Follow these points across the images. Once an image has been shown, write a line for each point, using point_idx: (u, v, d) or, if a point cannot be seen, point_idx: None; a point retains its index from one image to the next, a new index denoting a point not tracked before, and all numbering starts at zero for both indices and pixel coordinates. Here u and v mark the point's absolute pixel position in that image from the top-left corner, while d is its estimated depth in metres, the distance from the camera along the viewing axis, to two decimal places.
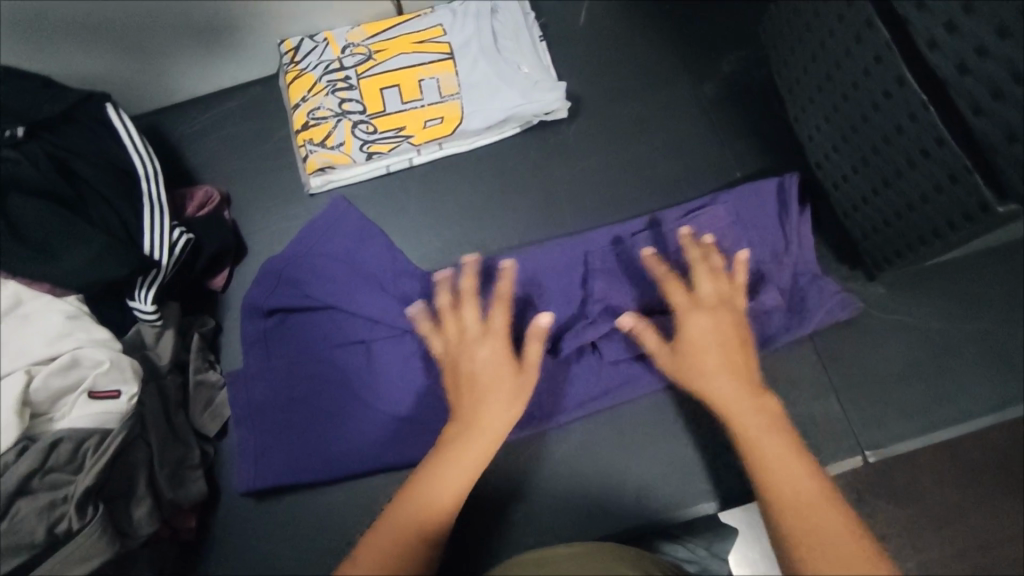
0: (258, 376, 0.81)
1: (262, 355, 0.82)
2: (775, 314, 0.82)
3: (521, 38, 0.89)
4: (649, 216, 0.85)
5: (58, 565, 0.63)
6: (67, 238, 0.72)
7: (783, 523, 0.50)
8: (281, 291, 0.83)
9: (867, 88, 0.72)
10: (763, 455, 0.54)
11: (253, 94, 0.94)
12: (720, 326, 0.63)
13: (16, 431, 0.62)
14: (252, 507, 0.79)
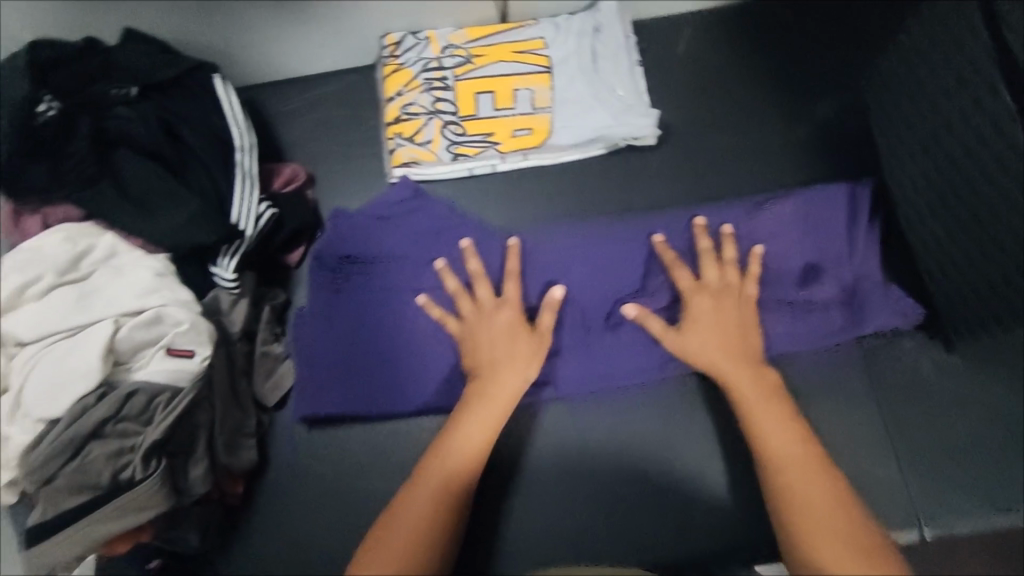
0: (317, 315, 0.82)
1: (320, 296, 0.83)
2: (837, 313, 0.81)
3: (620, 61, 0.89)
4: (714, 206, 0.84)
5: (115, 511, 0.65)
6: (164, 198, 0.75)
7: (789, 514, 0.60)
8: (344, 236, 0.83)
9: (984, 151, 0.77)
10: (766, 440, 0.66)
11: (349, 83, 0.96)
12: (721, 310, 0.75)
13: (99, 377, 0.65)
14: (297, 482, 0.80)
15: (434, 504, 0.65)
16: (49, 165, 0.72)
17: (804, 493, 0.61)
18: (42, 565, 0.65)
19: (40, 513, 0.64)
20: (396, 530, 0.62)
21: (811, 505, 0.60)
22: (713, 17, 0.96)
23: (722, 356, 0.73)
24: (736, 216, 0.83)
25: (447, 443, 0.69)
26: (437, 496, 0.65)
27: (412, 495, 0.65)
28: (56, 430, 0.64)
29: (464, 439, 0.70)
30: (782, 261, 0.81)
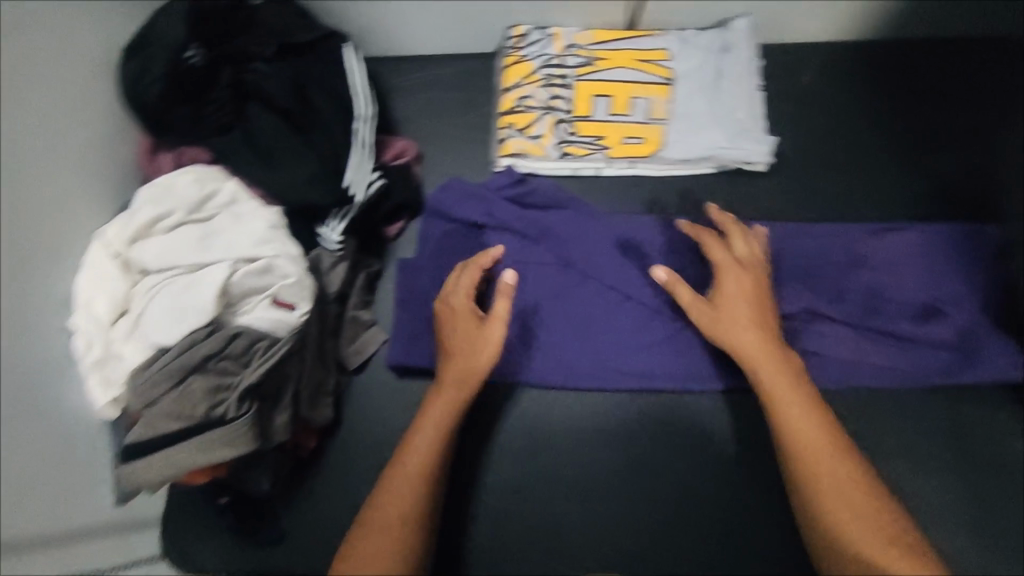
0: (433, 268, 0.87)
1: (438, 251, 0.88)
2: (942, 354, 0.80)
3: (743, 83, 0.88)
4: (832, 225, 0.86)
5: (203, 444, 0.67)
6: (288, 155, 0.79)
7: (824, 529, 0.61)
8: (470, 201, 0.88)
9: None
10: (799, 443, 0.65)
11: (468, 67, 0.98)
12: (750, 292, 0.74)
13: (210, 314, 0.68)
14: (365, 447, 0.83)
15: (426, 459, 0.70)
16: (191, 108, 0.77)
17: (823, 481, 0.63)
18: (128, 485, 0.68)
19: (137, 433, 0.67)
20: (397, 484, 0.68)
21: (836, 491, 0.62)
22: (843, 52, 0.94)
23: (747, 336, 0.71)
24: (851, 234, 0.85)
25: (442, 397, 0.73)
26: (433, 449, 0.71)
27: (409, 452, 0.70)
28: (165, 357, 0.67)
29: (450, 391, 0.73)
30: (890, 284, 0.83)
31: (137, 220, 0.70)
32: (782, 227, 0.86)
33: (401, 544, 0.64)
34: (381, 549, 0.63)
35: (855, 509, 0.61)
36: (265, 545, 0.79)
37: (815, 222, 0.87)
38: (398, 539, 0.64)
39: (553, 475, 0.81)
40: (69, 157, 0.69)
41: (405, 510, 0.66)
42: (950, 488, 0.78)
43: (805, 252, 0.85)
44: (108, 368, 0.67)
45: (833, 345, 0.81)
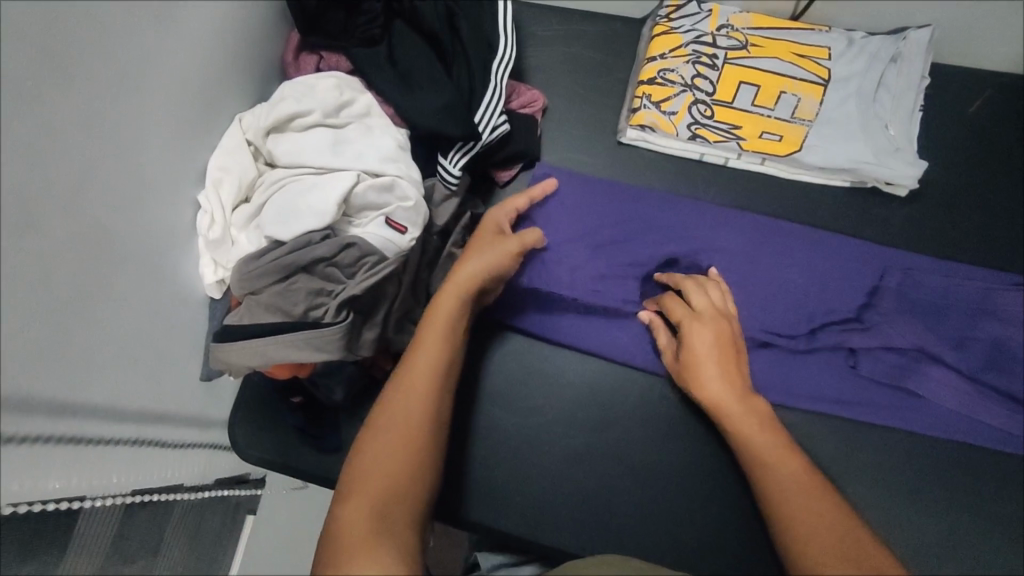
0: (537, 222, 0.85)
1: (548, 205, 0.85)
2: None
3: (904, 98, 0.83)
4: (967, 268, 0.81)
5: (296, 341, 0.68)
6: (424, 79, 0.77)
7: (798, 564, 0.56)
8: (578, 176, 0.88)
9: None
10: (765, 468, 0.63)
11: (613, 29, 0.95)
12: (712, 340, 0.70)
13: (330, 220, 0.68)
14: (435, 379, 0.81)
15: (432, 360, 0.64)
16: (345, 14, 0.78)
17: (807, 535, 0.56)
18: (219, 363, 0.70)
19: (238, 317, 0.70)
20: (409, 384, 0.62)
21: (819, 540, 0.55)
22: (1018, 89, 0.87)
23: (716, 384, 0.69)
24: (986, 282, 0.80)
25: (447, 294, 0.68)
26: (440, 344, 0.65)
27: (415, 354, 0.64)
28: (277, 252, 0.68)
29: (456, 283, 0.69)
30: (1017, 343, 0.78)
31: (277, 113, 0.71)
32: (911, 261, 0.81)
33: (416, 454, 0.59)
34: (388, 450, 0.58)
35: (830, 550, 0.54)
36: (323, 452, 0.81)
37: (949, 263, 0.81)
38: (409, 446, 0.59)
39: (617, 451, 0.77)
40: (233, 42, 0.71)
41: (416, 413, 0.61)
42: None
43: (929, 293, 0.80)
44: (221, 251, 0.70)
45: (939, 395, 0.77)
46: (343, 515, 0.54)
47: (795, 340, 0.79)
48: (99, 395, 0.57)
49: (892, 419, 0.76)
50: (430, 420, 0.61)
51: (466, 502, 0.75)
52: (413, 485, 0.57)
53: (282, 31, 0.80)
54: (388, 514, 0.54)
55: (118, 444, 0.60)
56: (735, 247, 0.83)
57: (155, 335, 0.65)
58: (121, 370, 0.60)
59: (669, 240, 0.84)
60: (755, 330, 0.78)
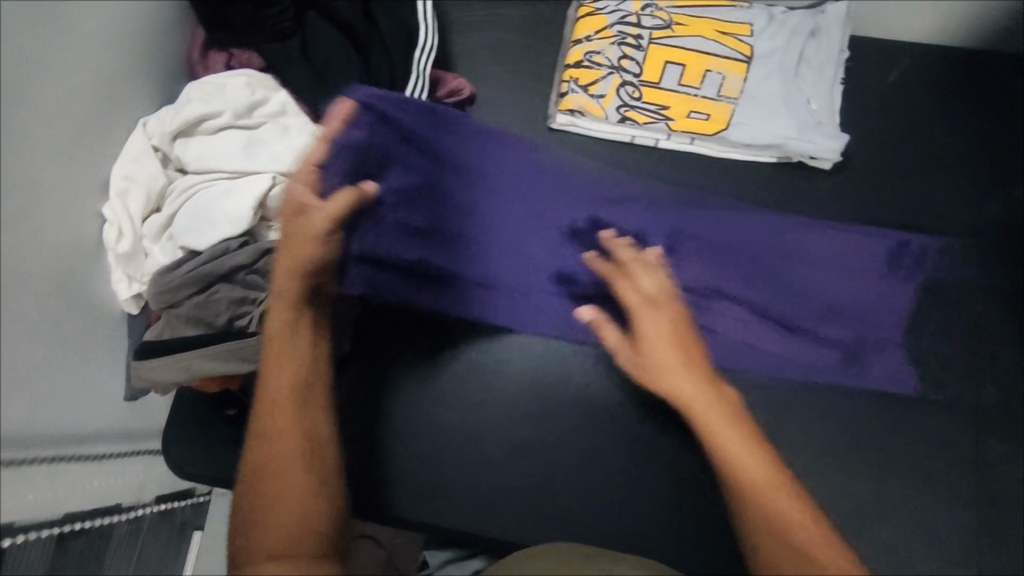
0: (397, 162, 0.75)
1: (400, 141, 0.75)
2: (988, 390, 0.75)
3: (825, 72, 0.83)
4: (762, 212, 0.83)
5: (221, 353, 0.66)
6: (343, 76, 0.75)
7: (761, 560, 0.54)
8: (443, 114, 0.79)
9: None
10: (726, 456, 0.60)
11: (539, 12, 0.94)
12: (662, 328, 0.68)
13: (248, 226, 0.66)
14: (365, 378, 0.75)
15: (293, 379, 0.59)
16: (253, 8, 0.73)
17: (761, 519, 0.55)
18: (143, 381, 0.67)
19: (157, 332, 0.67)
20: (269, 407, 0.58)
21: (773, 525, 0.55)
22: (935, 59, 0.88)
23: (677, 378, 0.65)
24: (775, 224, 0.82)
25: (280, 302, 0.61)
26: (300, 361, 0.60)
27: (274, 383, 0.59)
28: (194, 262, 0.66)
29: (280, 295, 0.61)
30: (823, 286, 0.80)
31: (182, 117, 0.67)
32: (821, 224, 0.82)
33: (311, 483, 0.55)
34: (278, 489, 0.54)
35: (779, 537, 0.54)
36: None
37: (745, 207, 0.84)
38: (304, 478, 0.55)
39: (555, 444, 0.74)
40: (130, 37, 0.67)
41: (295, 441, 0.57)
42: (976, 527, 0.71)
43: (834, 255, 0.81)
44: (134, 263, 0.67)
45: (851, 352, 0.77)
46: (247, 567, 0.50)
47: (607, 282, 0.80)
48: (9, 422, 0.53)
49: (826, 386, 0.76)
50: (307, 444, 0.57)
51: (399, 507, 0.71)
52: (319, 517, 0.54)
53: (188, 25, 0.76)
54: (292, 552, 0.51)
55: (48, 456, 0.58)
56: (552, 198, 0.83)
57: (75, 357, 0.62)
58: (40, 395, 0.57)
59: (521, 200, 0.82)
60: (557, 269, 0.80)
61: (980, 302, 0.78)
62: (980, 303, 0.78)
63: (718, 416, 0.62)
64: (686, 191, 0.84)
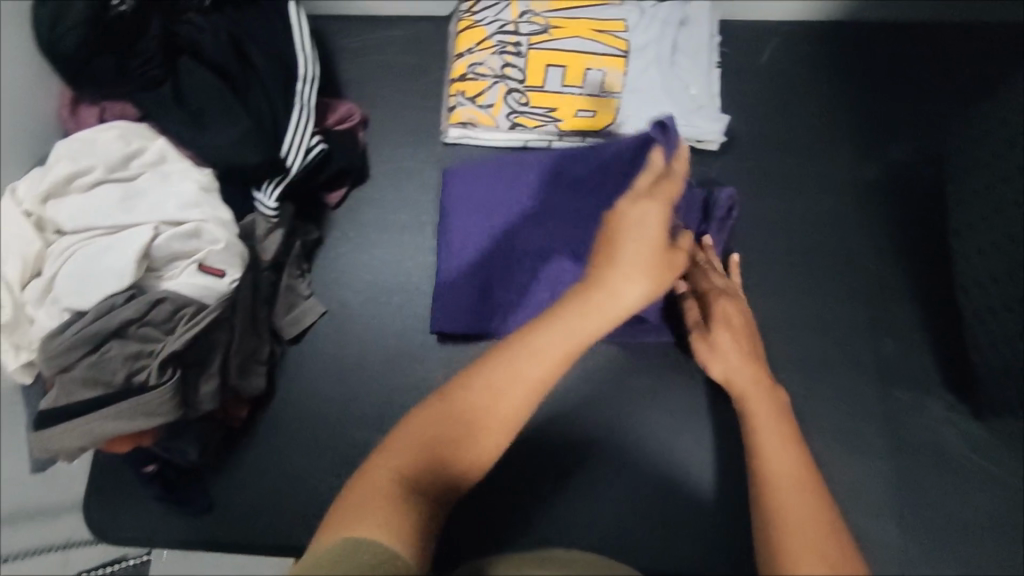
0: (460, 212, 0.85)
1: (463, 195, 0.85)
2: (885, 342, 0.80)
3: (700, 59, 0.86)
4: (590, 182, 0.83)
5: (123, 411, 0.65)
6: (220, 114, 0.74)
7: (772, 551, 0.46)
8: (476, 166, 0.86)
9: None
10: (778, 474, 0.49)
11: (421, 30, 0.95)
12: (727, 308, 0.70)
13: (132, 279, 0.65)
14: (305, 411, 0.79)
15: (547, 370, 0.48)
16: (116, 60, 0.70)
17: (802, 527, 0.46)
18: (45, 452, 0.66)
19: (52, 400, 0.65)
20: (466, 398, 0.47)
21: (802, 550, 0.45)
22: (803, 33, 0.91)
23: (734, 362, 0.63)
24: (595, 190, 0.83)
25: (593, 297, 0.50)
26: (566, 349, 0.48)
27: (534, 333, 0.49)
28: (81, 322, 0.64)
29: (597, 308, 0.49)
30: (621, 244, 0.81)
31: (52, 175, 0.67)
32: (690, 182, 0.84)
33: (492, 434, 0.47)
34: (450, 431, 0.46)
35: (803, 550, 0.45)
36: (191, 514, 0.77)
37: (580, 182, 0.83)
38: (491, 426, 0.47)
39: None
40: None
41: (504, 406, 0.47)
42: (881, 471, 0.75)
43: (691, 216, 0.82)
44: (21, 332, 0.66)
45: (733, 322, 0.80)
46: (371, 473, 0.44)
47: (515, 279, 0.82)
48: None
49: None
50: (513, 417, 0.47)
51: None
52: (459, 457, 0.46)
53: (52, 84, 0.74)
54: (422, 494, 0.44)
55: None
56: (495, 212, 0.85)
57: None
58: None
59: (483, 216, 0.85)
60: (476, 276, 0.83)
61: (870, 260, 0.82)
62: (869, 260, 0.82)
63: (764, 394, 0.57)
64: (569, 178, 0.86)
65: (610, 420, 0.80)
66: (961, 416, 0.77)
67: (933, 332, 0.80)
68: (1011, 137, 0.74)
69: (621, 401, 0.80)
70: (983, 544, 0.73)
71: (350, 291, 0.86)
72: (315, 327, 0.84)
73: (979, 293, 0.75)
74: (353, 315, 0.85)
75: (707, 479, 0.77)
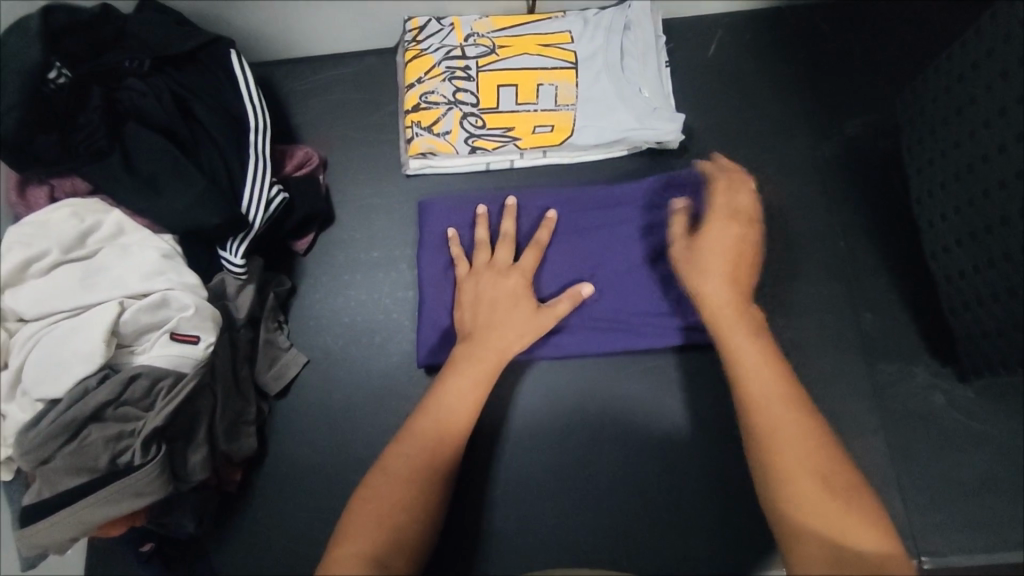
0: (429, 248, 0.84)
1: (432, 234, 0.85)
2: (867, 318, 0.80)
3: (648, 62, 0.87)
4: (574, 203, 0.85)
5: (112, 495, 0.63)
6: (172, 177, 0.72)
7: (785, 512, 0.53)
8: (444, 201, 0.86)
9: (984, 174, 0.73)
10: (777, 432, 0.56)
11: (368, 65, 0.94)
12: (727, 238, 0.70)
13: (103, 360, 0.63)
14: (309, 467, 0.80)
15: (448, 431, 0.65)
16: (59, 136, 0.69)
17: (792, 481, 0.54)
18: (34, 549, 0.64)
19: (35, 494, 0.63)
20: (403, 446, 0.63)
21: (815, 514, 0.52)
22: (744, 22, 0.92)
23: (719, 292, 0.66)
24: (578, 211, 0.85)
25: (485, 345, 0.72)
26: (450, 408, 0.66)
27: (432, 401, 0.67)
28: (56, 411, 0.62)
29: (474, 363, 0.70)
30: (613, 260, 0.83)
31: (6, 264, 0.64)
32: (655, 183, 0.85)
33: (415, 498, 0.60)
34: (377, 504, 0.59)
35: (805, 489, 0.53)
36: None
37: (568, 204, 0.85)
38: (413, 492, 0.60)
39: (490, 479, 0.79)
40: None
41: (411, 466, 0.61)
42: (881, 445, 0.76)
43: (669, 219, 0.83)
44: None
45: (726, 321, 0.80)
46: (339, 556, 0.55)
47: None
48: None
49: (711, 355, 0.81)
50: (422, 474, 0.61)
51: None
52: (401, 516, 0.58)
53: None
54: (385, 560, 0.56)
55: None
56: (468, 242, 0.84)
57: None
58: None
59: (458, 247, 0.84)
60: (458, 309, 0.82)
61: (841, 238, 0.83)
62: (841, 239, 0.83)
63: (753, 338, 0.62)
64: (536, 195, 0.86)
65: (608, 431, 0.80)
66: (948, 380, 0.78)
67: (911, 300, 0.81)
68: (961, 104, 0.76)
69: (617, 408, 0.80)
70: (987, 503, 0.74)
71: (331, 337, 0.84)
72: (300, 378, 0.83)
73: (947, 260, 0.77)
74: (336, 360, 0.84)
75: (712, 477, 0.78)
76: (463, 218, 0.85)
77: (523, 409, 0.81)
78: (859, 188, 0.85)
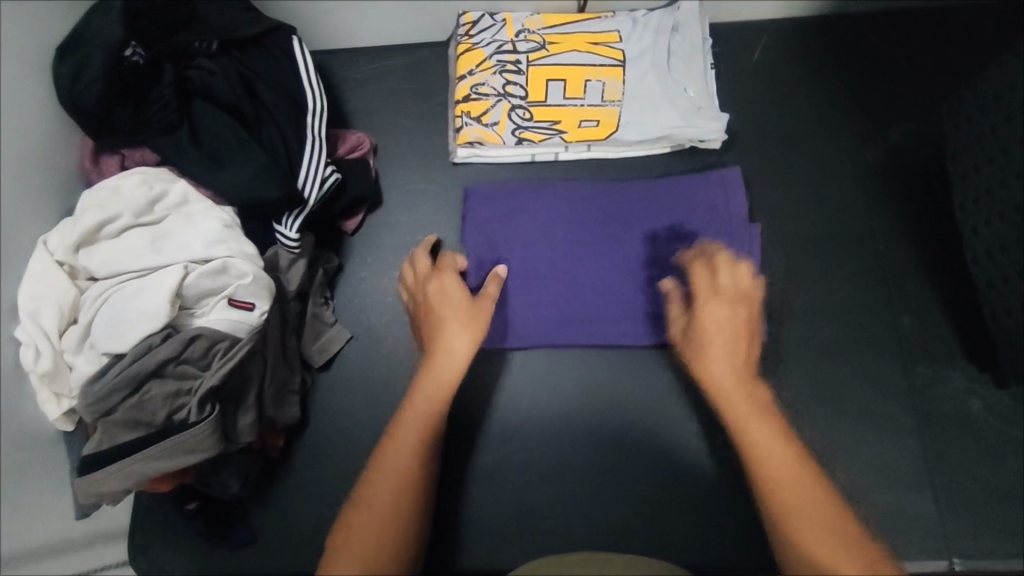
0: (478, 229, 0.87)
1: (480, 216, 0.88)
2: (903, 320, 0.81)
3: (694, 63, 0.89)
4: (623, 193, 0.88)
5: (168, 450, 0.66)
6: (236, 152, 0.75)
7: None
8: (494, 187, 0.89)
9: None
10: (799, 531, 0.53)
11: (420, 56, 0.97)
12: (734, 316, 0.67)
13: (167, 319, 0.66)
14: (348, 438, 0.82)
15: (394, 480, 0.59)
16: (133, 109, 0.73)
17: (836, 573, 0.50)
18: (90, 497, 0.66)
19: (96, 444, 0.66)
20: (364, 494, 0.58)
21: None
22: (790, 29, 0.94)
23: (726, 370, 0.63)
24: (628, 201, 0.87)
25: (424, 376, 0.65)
26: (413, 459, 0.60)
27: (387, 449, 0.60)
28: (120, 365, 0.65)
29: (438, 377, 0.65)
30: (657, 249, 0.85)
31: (81, 225, 0.68)
32: (707, 180, 0.87)
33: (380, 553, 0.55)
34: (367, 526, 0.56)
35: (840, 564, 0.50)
36: (237, 547, 0.78)
37: (617, 193, 0.88)
38: (372, 547, 0.55)
39: (524, 460, 0.80)
40: (28, 166, 0.68)
41: (394, 504, 0.58)
42: (915, 446, 0.76)
43: (706, 218, 0.85)
44: (60, 380, 0.65)
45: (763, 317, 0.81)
46: None
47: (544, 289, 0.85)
48: None
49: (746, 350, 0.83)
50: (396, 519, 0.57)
51: None
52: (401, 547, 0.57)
53: (73, 134, 0.75)
54: None
55: None
56: (516, 225, 0.87)
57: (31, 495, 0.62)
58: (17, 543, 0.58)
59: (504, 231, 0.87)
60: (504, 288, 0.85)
61: (880, 241, 0.84)
62: (879, 242, 0.84)
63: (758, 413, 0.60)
64: (580, 186, 0.89)
65: (641, 420, 0.81)
66: (985, 385, 0.79)
67: (948, 306, 0.82)
68: (1011, 111, 0.76)
69: (653, 399, 0.82)
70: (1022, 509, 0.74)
71: (374, 315, 0.87)
72: (342, 353, 0.85)
73: (988, 266, 0.77)
74: (378, 338, 0.86)
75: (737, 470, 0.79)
76: (511, 203, 0.88)
77: (558, 394, 0.83)
78: (899, 194, 0.86)
